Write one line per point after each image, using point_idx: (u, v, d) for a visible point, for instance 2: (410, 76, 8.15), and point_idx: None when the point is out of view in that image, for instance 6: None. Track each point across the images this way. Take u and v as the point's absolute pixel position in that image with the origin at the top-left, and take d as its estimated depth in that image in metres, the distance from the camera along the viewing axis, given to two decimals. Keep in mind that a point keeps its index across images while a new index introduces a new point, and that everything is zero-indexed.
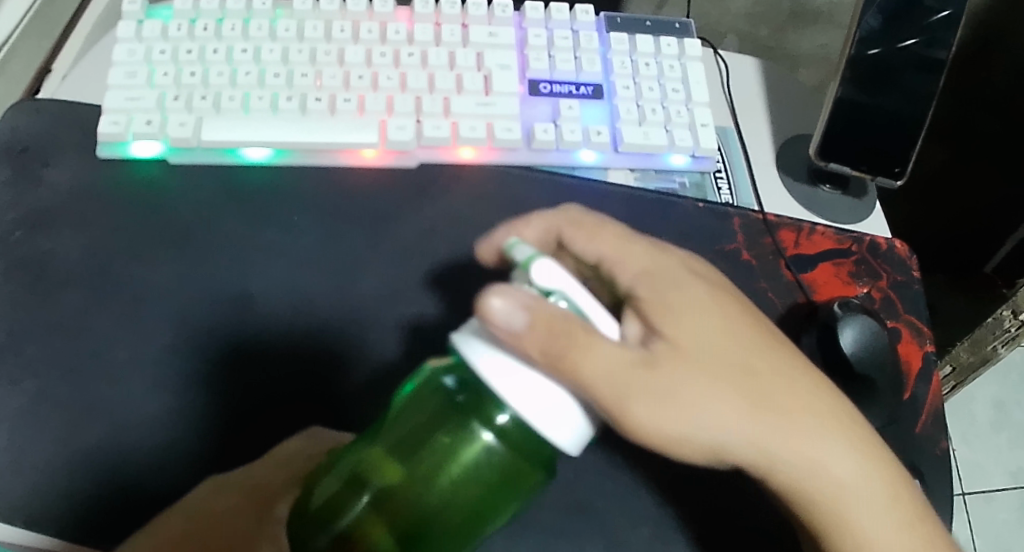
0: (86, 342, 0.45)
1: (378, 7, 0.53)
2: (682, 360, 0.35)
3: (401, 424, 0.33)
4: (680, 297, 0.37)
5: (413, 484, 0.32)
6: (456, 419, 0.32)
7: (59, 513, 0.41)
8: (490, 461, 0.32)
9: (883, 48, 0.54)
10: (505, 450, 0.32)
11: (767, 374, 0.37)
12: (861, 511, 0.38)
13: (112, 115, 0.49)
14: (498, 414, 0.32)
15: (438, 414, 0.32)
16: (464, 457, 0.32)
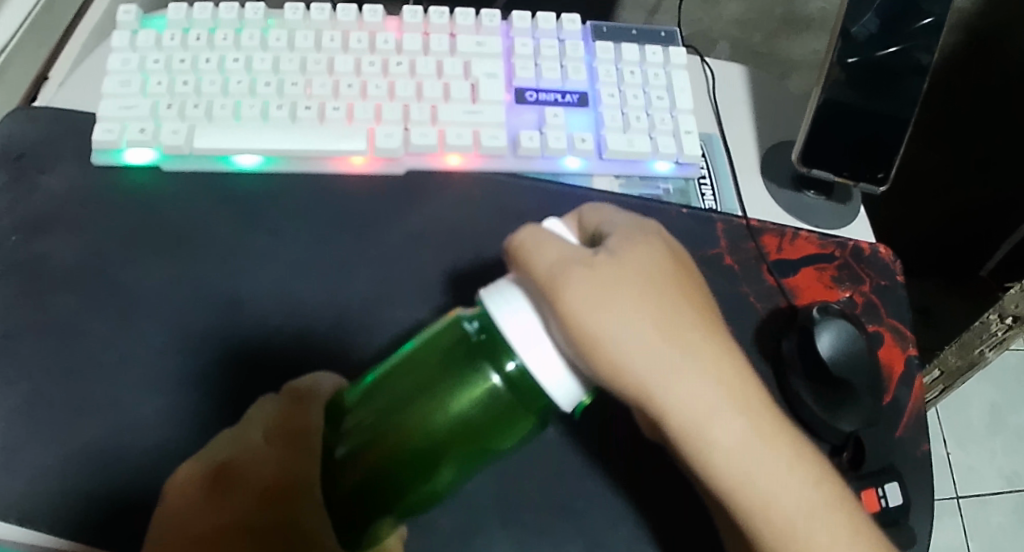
0: (79, 345, 0.46)
1: (368, 16, 0.54)
2: (613, 295, 0.37)
3: (422, 367, 0.37)
4: (636, 253, 0.39)
5: (431, 418, 0.36)
6: (473, 361, 0.37)
7: (51, 511, 0.42)
8: (499, 402, 0.36)
9: (861, 57, 0.54)
10: (512, 393, 0.36)
11: (698, 343, 0.38)
12: (770, 486, 0.37)
13: (107, 123, 0.50)
14: (507, 362, 0.36)
15: (456, 355, 0.37)
16: (478, 397, 0.36)
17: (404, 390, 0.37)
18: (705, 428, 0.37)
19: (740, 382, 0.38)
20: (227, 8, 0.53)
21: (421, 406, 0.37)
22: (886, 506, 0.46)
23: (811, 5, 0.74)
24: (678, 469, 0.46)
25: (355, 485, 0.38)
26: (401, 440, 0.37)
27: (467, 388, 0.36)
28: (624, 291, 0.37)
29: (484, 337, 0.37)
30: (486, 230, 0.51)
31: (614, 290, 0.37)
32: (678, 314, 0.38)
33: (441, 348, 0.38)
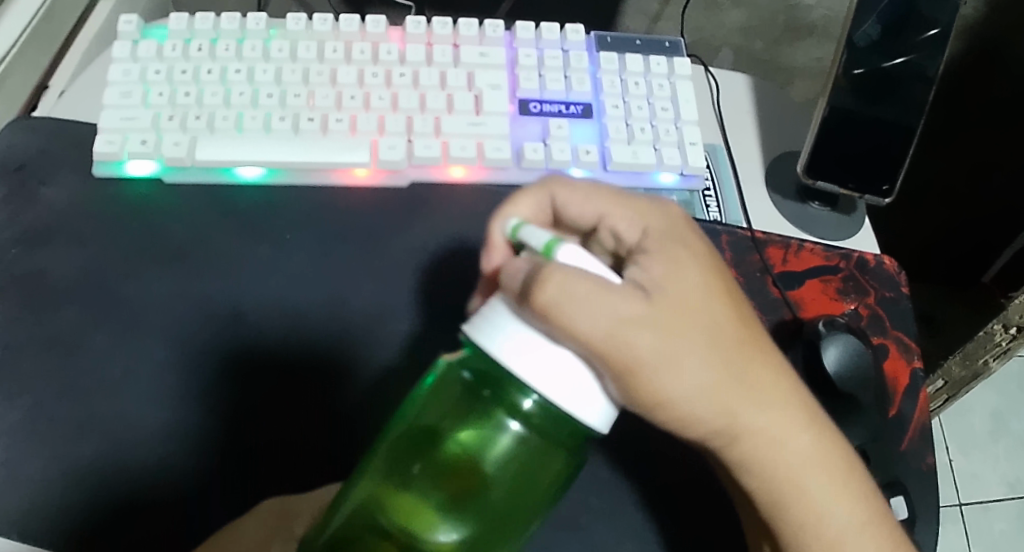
0: (80, 359, 0.46)
1: (371, 27, 0.54)
2: (680, 341, 0.33)
3: (428, 421, 0.34)
4: (689, 276, 0.35)
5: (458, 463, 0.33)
6: (486, 409, 0.33)
7: (52, 528, 0.42)
8: (529, 442, 0.33)
9: (867, 68, 0.54)
10: (540, 432, 0.33)
11: (756, 372, 0.36)
12: (829, 519, 0.37)
13: (108, 135, 0.50)
14: (523, 402, 0.32)
15: (464, 405, 0.33)
16: (505, 443, 0.33)
17: (416, 444, 0.34)
18: (765, 465, 0.36)
19: (796, 417, 0.37)
20: (229, 18, 0.53)
21: (439, 457, 0.33)
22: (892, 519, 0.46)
23: (813, 12, 0.73)
24: (683, 483, 0.46)
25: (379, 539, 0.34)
26: (432, 499, 0.33)
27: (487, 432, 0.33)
28: (691, 332, 0.34)
29: (486, 385, 0.33)
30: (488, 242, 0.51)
31: (679, 331, 0.33)
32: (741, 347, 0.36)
33: (441, 404, 0.34)
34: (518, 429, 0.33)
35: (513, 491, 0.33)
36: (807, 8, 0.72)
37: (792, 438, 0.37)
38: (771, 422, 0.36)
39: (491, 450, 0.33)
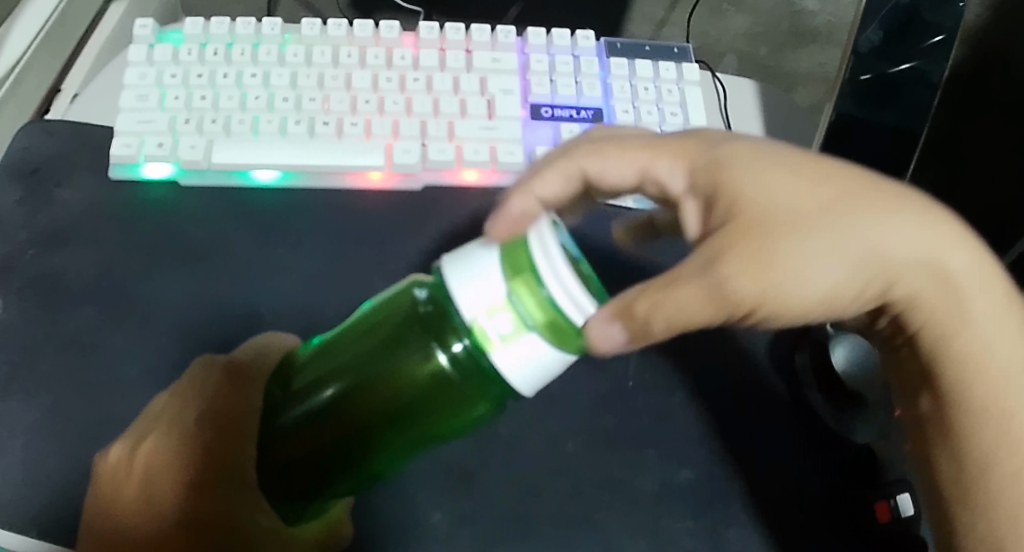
0: (97, 359, 0.46)
1: (384, 32, 0.54)
2: (781, 241, 0.34)
3: (365, 334, 0.34)
4: (771, 181, 0.35)
5: (378, 378, 0.33)
6: (419, 336, 0.32)
7: (72, 526, 0.42)
8: (453, 381, 0.32)
9: (874, 73, 0.55)
10: (463, 373, 0.32)
11: (869, 226, 0.35)
12: (994, 332, 0.36)
13: (125, 138, 0.50)
14: (453, 341, 0.31)
15: (403, 331, 0.33)
16: (426, 374, 0.32)
17: (351, 355, 0.34)
18: (942, 321, 0.37)
19: (924, 234, 0.36)
20: (244, 23, 0.53)
21: (364, 372, 0.33)
22: (898, 514, 0.44)
23: (818, 18, 0.78)
24: (694, 481, 0.46)
25: (309, 451, 0.34)
26: (348, 411, 0.33)
27: (406, 346, 0.32)
28: (807, 234, 0.34)
29: (431, 308, 0.32)
30: None
31: (789, 233, 0.34)
32: (844, 209, 0.35)
33: (388, 321, 0.33)
34: (443, 364, 0.32)
35: (436, 410, 0.32)
36: (812, 14, 0.78)
37: (947, 281, 0.36)
38: (925, 247, 0.35)
39: (416, 376, 0.32)
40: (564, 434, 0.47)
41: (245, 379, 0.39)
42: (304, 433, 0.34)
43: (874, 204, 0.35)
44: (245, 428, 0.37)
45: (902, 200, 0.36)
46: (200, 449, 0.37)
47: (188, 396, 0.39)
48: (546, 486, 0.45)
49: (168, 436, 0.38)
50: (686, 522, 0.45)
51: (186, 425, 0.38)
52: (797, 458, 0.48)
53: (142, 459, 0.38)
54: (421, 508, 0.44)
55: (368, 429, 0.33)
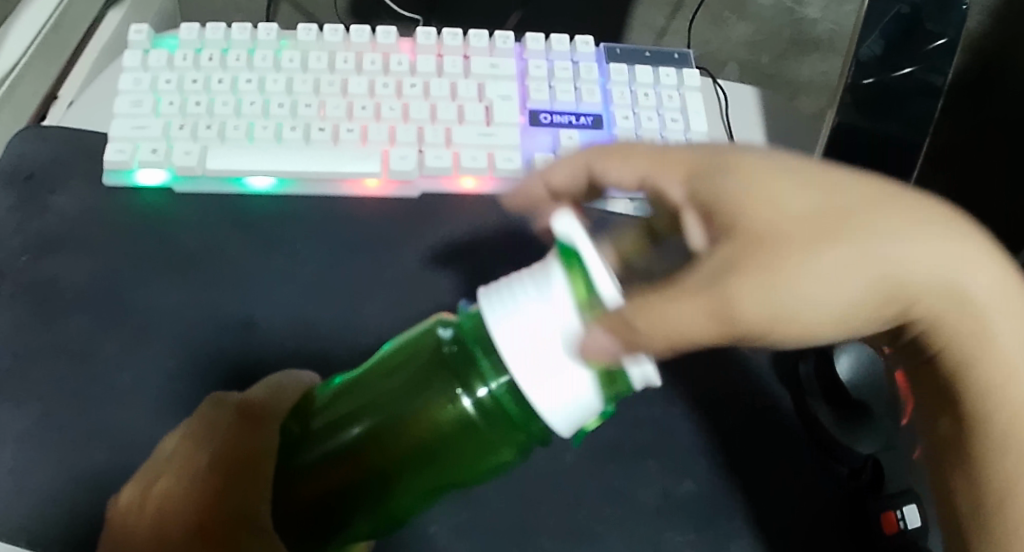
0: (89, 367, 0.46)
1: (382, 38, 0.54)
2: (777, 255, 0.32)
3: (390, 373, 0.33)
4: (782, 192, 0.34)
5: (403, 422, 0.32)
6: (443, 379, 0.31)
7: (61, 537, 0.41)
8: (481, 423, 0.31)
9: (878, 78, 0.54)
10: (493, 417, 0.31)
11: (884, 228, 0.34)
12: (1004, 327, 0.36)
13: (118, 143, 0.50)
14: (478, 387, 0.31)
15: (427, 372, 0.32)
16: (454, 418, 0.31)
17: (372, 396, 0.33)
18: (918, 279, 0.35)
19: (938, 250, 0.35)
20: (240, 28, 0.53)
21: (383, 415, 0.32)
22: (906, 528, 0.43)
23: (819, 26, 0.75)
24: (696, 493, 0.46)
25: (331, 486, 0.33)
26: (362, 456, 0.32)
27: (431, 391, 0.32)
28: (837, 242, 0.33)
29: (457, 348, 0.32)
30: (499, 252, 0.51)
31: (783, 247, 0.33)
32: (842, 199, 0.34)
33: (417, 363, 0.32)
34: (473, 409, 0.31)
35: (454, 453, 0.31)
36: (813, 22, 0.75)
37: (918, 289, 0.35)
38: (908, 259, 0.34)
39: (443, 420, 0.31)
40: (565, 445, 0.46)
41: (258, 419, 0.37)
42: (320, 476, 0.33)
43: (902, 222, 0.35)
44: (260, 470, 0.35)
45: (908, 201, 0.35)
46: (214, 493, 0.36)
47: (208, 439, 0.37)
48: (545, 497, 0.44)
49: (181, 484, 0.36)
50: (687, 535, 0.44)
51: (200, 469, 0.36)
52: (800, 468, 0.47)
53: (154, 503, 0.36)
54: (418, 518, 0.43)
55: (393, 474, 0.32)
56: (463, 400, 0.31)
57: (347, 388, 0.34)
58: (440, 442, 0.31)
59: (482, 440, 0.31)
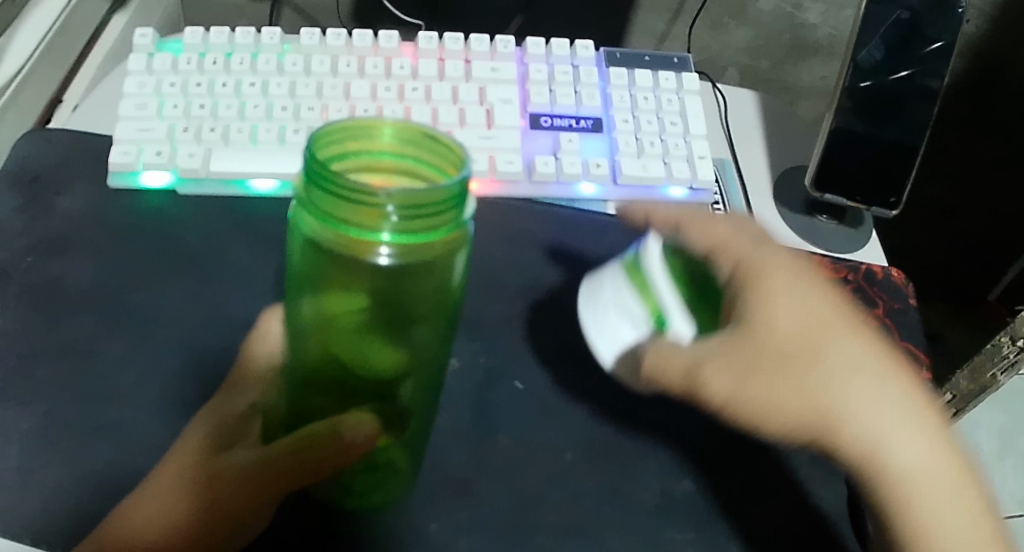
0: (93, 368, 0.46)
1: (384, 42, 0.55)
2: (762, 373, 0.38)
3: (300, 251, 0.30)
4: (714, 368, 0.37)
5: (342, 289, 0.30)
6: (329, 227, 0.28)
7: (60, 534, 0.41)
8: (405, 269, 0.29)
9: (873, 81, 0.54)
10: (410, 258, 0.29)
11: (790, 389, 0.38)
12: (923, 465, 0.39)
13: (122, 145, 0.50)
14: (380, 237, 0.28)
15: (315, 237, 0.29)
16: (377, 269, 0.29)
17: (305, 280, 0.31)
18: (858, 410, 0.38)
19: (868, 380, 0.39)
20: (243, 33, 0.54)
21: (327, 286, 0.30)
22: None
23: (819, 32, 0.74)
24: (696, 492, 0.46)
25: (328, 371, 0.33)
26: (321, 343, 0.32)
27: (346, 247, 0.28)
28: (760, 370, 0.38)
29: (312, 224, 0.29)
30: (499, 255, 0.52)
31: (761, 374, 0.38)
32: (777, 356, 0.38)
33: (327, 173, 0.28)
34: (390, 259, 0.28)
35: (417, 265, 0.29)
36: (813, 27, 0.74)
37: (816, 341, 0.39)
38: (866, 399, 0.39)
39: (369, 274, 0.29)
40: (565, 444, 0.46)
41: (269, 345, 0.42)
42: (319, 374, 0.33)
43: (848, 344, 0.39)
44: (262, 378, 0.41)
45: (857, 336, 0.40)
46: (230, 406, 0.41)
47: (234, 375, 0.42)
48: (546, 496, 0.45)
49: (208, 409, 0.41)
50: (688, 534, 0.44)
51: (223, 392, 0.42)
52: (800, 468, 0.47)
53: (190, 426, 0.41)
54: (416, 517, 0.43)
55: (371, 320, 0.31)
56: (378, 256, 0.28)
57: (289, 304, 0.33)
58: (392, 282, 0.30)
59: (434, 221, 0.28)
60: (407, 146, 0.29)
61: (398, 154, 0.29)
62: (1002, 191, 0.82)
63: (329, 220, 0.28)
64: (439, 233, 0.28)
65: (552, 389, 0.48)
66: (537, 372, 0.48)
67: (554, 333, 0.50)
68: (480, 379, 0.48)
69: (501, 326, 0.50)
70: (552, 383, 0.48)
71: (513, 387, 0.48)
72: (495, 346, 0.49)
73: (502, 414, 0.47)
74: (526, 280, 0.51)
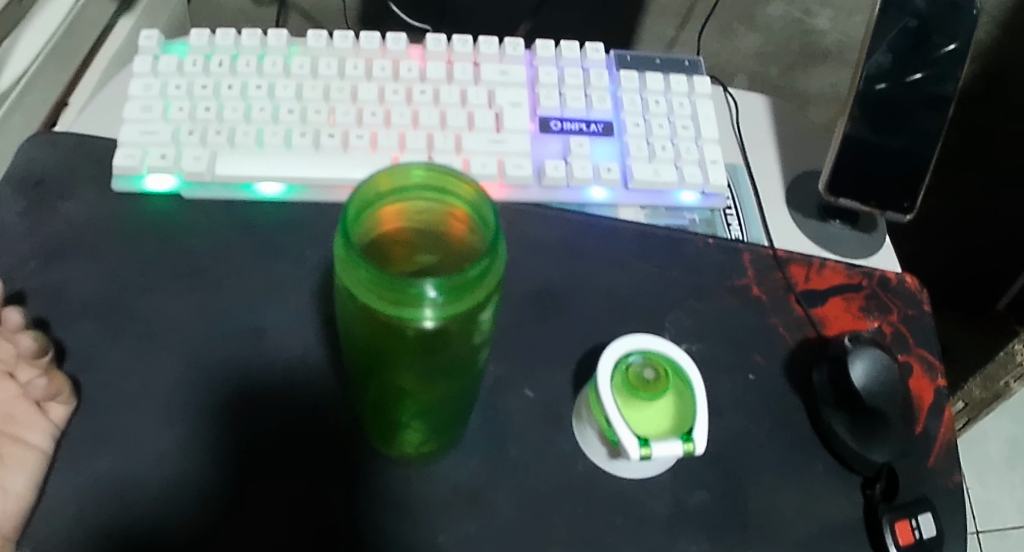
0: (95, 376, 0.45)
1: (392, 45, 0.54)
2: None
3: (351, 299, 0.34)
4: None
5: (388, 334, 0.34)
6: (382, 302, 0.32)
7: (64, 542, 0.40)
8: (445, 330, 0.34)
9: (890, 83, 0.53)
10: (451, 323, 0.33)
11: None
12: None
13: (127, 148, 0.50)
14: (427, 310, 0.32)
15: (367, 303, 0.33)
16: (423, 333, 0.34)
17: (350, 314, 0.35)
18: None
19: None
20: (249, 35, 0.53)
21: (372, 329, 0.34)
22: (921, 538, 0.44)
23: (829, 38, 0.73)
24: (709, 503, 0.45)
25: (383, 385, 0.38)
26: (370, 362, 0.37)
27: (396, 314, 0.32)
28: None
29: (360, 290, 0.32)
30: (508, 260, 0.51)
31: None
32: None
33: (357, 233, 0.34)
34: (435, 325, 0.33)
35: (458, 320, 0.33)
36: (823, 33, 0.73)
37: None
38: None
39: (415, 339, 0.34)
40: (575, 452, 0.45)
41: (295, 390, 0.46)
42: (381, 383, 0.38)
43: None
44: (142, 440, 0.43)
45: None
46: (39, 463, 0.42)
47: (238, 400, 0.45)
48: (556, 506, 0.44)
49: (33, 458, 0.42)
50: (700, 545, 0.44)
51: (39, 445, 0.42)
52: (815, 478, 0.46)
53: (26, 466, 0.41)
54: (426, 528, 0.43)
55: (409, 356, 0.35)
56: (425, 323, 0.33)
57: (342, 319, 0.36)
58: (432, 335, 0.34)
59: (473, 296, 0.32)
60: (426, 188, 0.35)
61: (418, 197, 0.35)
62: (1013, 197, 0.81)
63: (379, 294, 0.32)
64: (479, 290, 0.32)
65: (564, 396, 0.47)
66: (549, 379, 0.47)
67: (564, 339, 0.49)
68: (488, 387, 0.47)
69: (510, 332, 0.49)
70: (563, 390, 0.47)
71: (523, 395, 0.47)
72: (505, 352, 0.48)
73: (511, 421, 0.46)
74: (535, 286, 0.50)
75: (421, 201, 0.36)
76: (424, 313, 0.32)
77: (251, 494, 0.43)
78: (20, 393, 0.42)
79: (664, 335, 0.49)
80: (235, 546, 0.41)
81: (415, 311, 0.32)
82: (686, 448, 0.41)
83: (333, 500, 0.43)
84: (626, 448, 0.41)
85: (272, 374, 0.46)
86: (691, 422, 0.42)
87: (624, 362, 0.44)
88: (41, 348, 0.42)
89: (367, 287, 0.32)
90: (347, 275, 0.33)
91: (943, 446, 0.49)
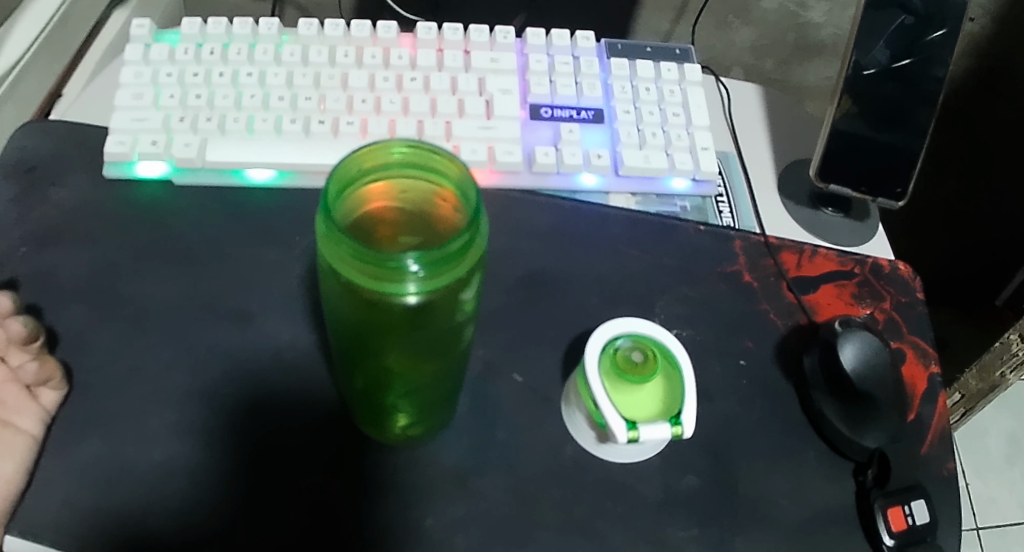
0: (84, 359, 0.45)
1: (382, 32, 0.54)
2: None
3: (333, 276, 0.34)
4: None
5: (371, 311, 0.34)
6: (364, 277, 0.32)
7: (50, 524, 0.40)
8: (428, 306, 0.34)
9: (879, 69, 0.53)
10: (435, 298, 0.33)
11: None
12: None
13: (118, 135, 0.50)
14: (410, 285, 0.32)
15: (349, 278, 0.32)
16: (406, 310, 0.33)
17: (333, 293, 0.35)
18: None
19: None
20: (240, 23, 0.53)
21: (355, 308, 0.34)
22: (914, 524, 0.43)
23: (823, 31, 0.73)
24: (699, 488, 0.45)
25: (369, 365, 0.38)
26: (355, 343, 0.37)
27: (378, 290, 0.32)
28: None
29: (342, 266, 0.32)
30: (499, 247, 0.51)
31: None
32: None
33: (340, 209, 0.34)
34: (418, 301, 0.33)
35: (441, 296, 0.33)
36: (817, 26, 0.73)
37: None
38: None
39: (398, 317, 0.34)
40: (564, 437, 0.45)
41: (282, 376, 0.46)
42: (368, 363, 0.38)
43: None
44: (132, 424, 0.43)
45: None
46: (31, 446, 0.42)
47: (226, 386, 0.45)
48: (545, 489, 0.44)
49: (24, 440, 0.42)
50: (690, 530, 0.43)
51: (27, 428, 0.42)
52: (806, 463, 0.46)
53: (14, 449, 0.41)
54: (413, 511, 0.43)
55: (393, 335, 0.35)
56: (408, 299, 0.33)
57: (326, 300, 0.36)
58: (416, 312, 0.34)
59: (454, 269, 0.32)
60: (410, 164, 0.35)
61: (403, 174, 0.35)
62: (1011, 191, 0.80)
63: (361, 268, 0.32)
64: (461, 264, 0.32)
65: (553, 381, 0.47)
66: (538, 365, 0.47)
67: (553, 325, 0.49)
68: (476, 372, 0.47)
69: (499, 318, 0.49)
70: (552, 375, 0.47)
71: (512, 380, 0.47)
72: (494, 338, 0.48)
73: (500, 406, 0.46)
74: (525, 272, 0.50)
75: (406, 180, 0.36)
76: (406, 288, 0.32)
77: (237, 475, 0.43)
78: (11, 378, 0.42)
79: (655, 320, 0.49)
80: (221, 528, 0.41)
81: (398, 286, 0.32)
82: (674, 431, 0.40)
83: (319, 482, 0.43)
84: (613, 431, 0.41)
85: (261, 359, 0.46)
86: (679, 406, 0.41)
87: (612, 346, 0.44)
88: (31, 334, 0.42)
89: (348, 261, 0.32)
90: (329, 250, 0.33)
91: (936, 433, 0.48)
